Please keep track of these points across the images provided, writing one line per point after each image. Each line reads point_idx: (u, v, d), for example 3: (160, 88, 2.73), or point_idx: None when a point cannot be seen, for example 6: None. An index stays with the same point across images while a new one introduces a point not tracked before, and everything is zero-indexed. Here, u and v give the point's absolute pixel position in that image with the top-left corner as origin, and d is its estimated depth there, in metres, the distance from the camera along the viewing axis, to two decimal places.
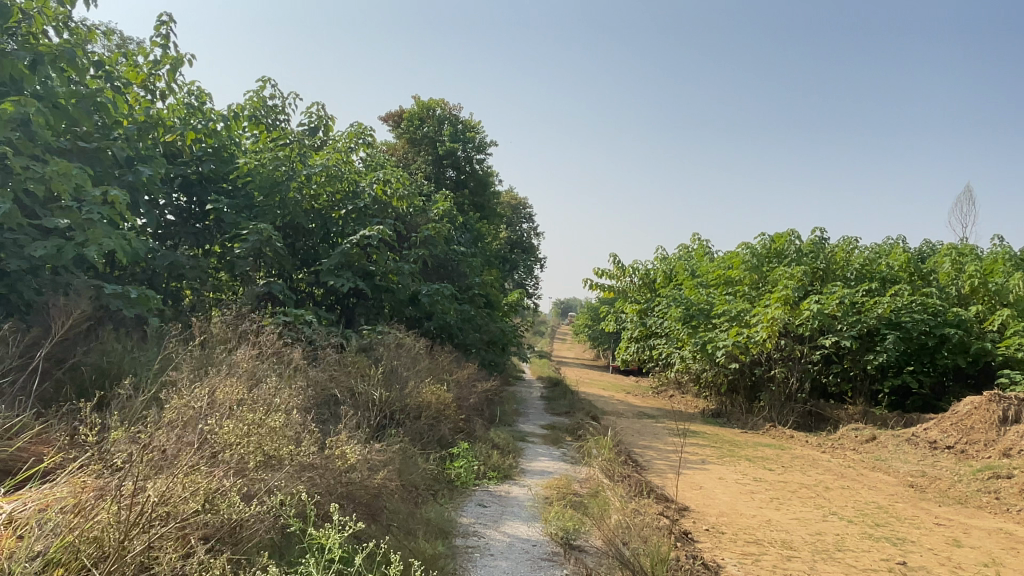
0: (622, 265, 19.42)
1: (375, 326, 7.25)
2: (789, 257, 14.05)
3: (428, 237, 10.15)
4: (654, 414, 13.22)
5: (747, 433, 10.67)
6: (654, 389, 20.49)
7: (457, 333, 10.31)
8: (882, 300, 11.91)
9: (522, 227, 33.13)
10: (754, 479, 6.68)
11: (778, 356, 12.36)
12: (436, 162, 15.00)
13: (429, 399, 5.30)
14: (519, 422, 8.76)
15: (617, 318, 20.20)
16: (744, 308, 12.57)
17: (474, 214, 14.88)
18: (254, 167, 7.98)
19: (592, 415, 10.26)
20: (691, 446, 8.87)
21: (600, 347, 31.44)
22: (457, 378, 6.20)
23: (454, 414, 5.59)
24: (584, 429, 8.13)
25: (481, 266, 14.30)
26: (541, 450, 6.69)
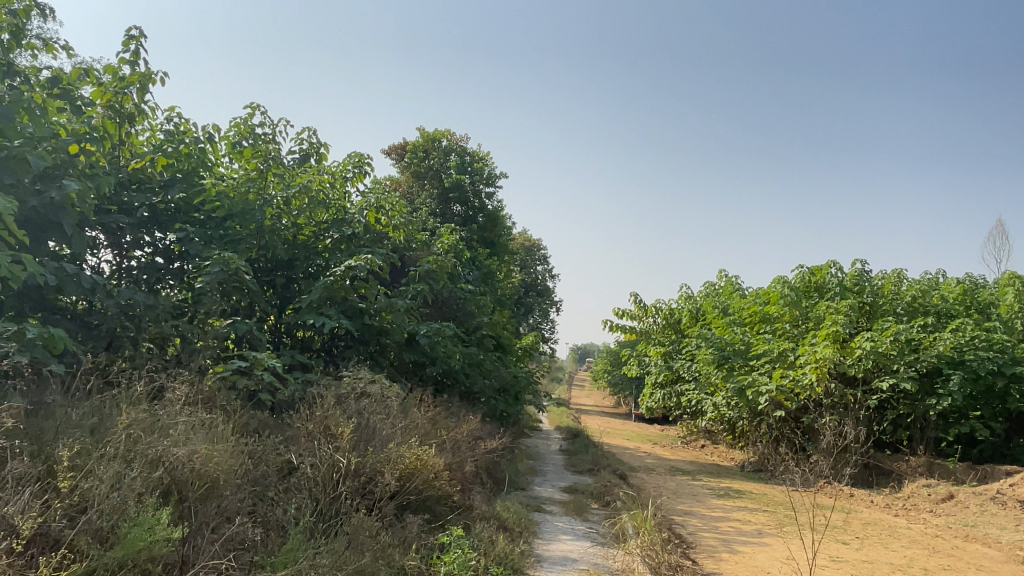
0: (643, 304, 18.20)
1: (360, 372, 6.08)
2: (831, 291, 12.78)
3: (429, 272, 9.07)
4: (687, 469, 11.85)
5: (798, 493, 9.28)
6: (682, 439, 19.03)
7: (463, 380, 9.10)
8: (941, 336, 10.57)
9: (537, 270, 32.14)
10: (830, 559, 5.34)
11: (827, 402, 10.98)
12: (443, 197, 14.04)
13: (406, 465, 4.01)
14: (535, 485, 7.48)
15: (640, 362, 18.86)
16: (787, 348, 11.25)
17: (484, 251, 13.83)
18: (221, 189, 6.94)
19: (619, 473, 8.95)
20: (739, 513, 7.50)
21: (621, 394, 29.95)
22: (456, 436, 4.97)
23: (446, 484, 4.30)
24: (613, 494, 6.84)
25: (493, 307, 13.18)
26: (561, 525, 5.40)
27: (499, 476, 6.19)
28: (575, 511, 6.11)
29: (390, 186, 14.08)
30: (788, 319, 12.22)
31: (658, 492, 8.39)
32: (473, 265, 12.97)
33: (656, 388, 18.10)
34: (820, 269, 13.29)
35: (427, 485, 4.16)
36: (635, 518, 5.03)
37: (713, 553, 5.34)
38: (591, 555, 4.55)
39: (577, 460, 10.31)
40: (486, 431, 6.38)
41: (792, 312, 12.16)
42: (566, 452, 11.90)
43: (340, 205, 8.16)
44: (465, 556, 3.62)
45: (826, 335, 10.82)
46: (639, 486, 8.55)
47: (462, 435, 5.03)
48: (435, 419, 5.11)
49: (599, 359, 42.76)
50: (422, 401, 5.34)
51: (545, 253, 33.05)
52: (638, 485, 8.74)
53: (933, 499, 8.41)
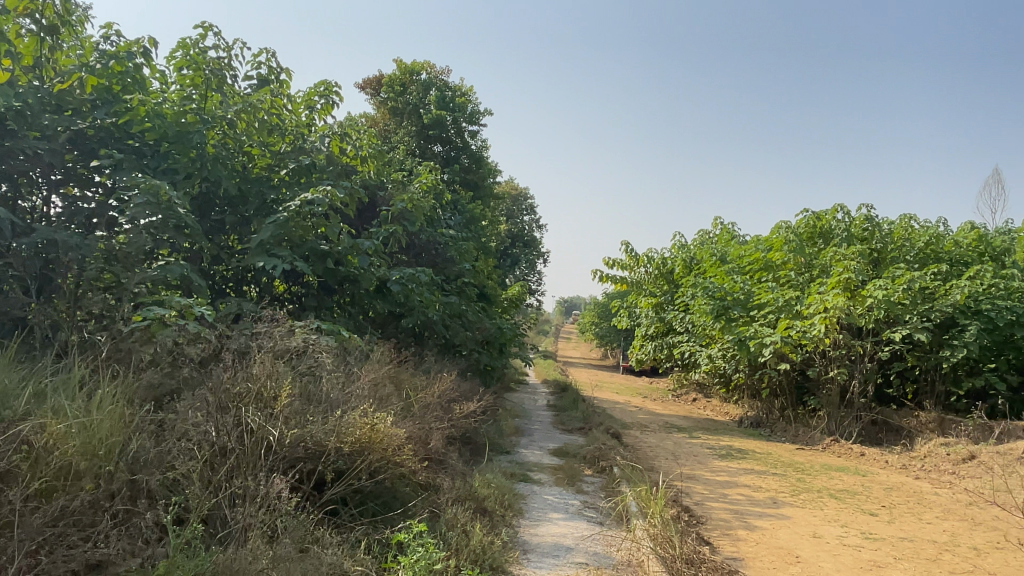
0: (635, 253, 17.32)
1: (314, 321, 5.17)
2: (836, 238, 11.95)
3: (403, 211, 8.10)
4: (682, 425, 11.15)
5: (805, 452, 8.59)
6: (673, 392, 18.41)
7: (441, 332, 8.22)
8: (957, 284, 9.80)
9: (523, 220, 31.11)
10: (864, 537, 4.58)
11: (834, 355, 10.21)
12: (421, 135, 12.97)
13: (354, 437, 3.16)
14: (519, 449, 6.69)
15: (631, 314, 18.09)
16: (793, 297, 10.43)
17: (466, 194, 12.82)
18: (152, 108, 5.89)
19: (613, 433, 8.18)
20: (747, 476, 6.77)
21: (609, 346, 29.34)
22: (425, 399, 4.11)
23: (411, 459, 3.45)
24: (608, 458, 6.05)
25: (475, 254, 12.25)
26: (552, 501, 4.57)
27: (477, 441, 5.35)
28: (566, 480, 5.30)
29: (364, 122, 12.96)
30: (793, 266, 11.38)
31: (656, 453, 7.65)
32: (454, 208, 11.99)
33: (647, 340, 17.37)
34: (825, 214, 12.43)
35: (385, 465, 3.27)
36: (640, 493, 4.21)
37: (729, 531, 4.54)
38: (589, 542, 3.72)
39: (566, 417, 9.55)
40: (461, 390, 5.52)
41: (797, 258, 11.31)
42: (553, 408, 11.16)
43: (298, 131, 7.11)
44: (429, 553, 2.77)
45: (835, 283, 10.01)
46: (634, 447, 7.79)
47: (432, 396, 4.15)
48: (396, 380, 4.23)
49: (586, 312, 42.12)
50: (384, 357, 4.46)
51: (532, 203, 32.02)
52: (633, 445, 7.99)
53: (954, 459, 7.71)
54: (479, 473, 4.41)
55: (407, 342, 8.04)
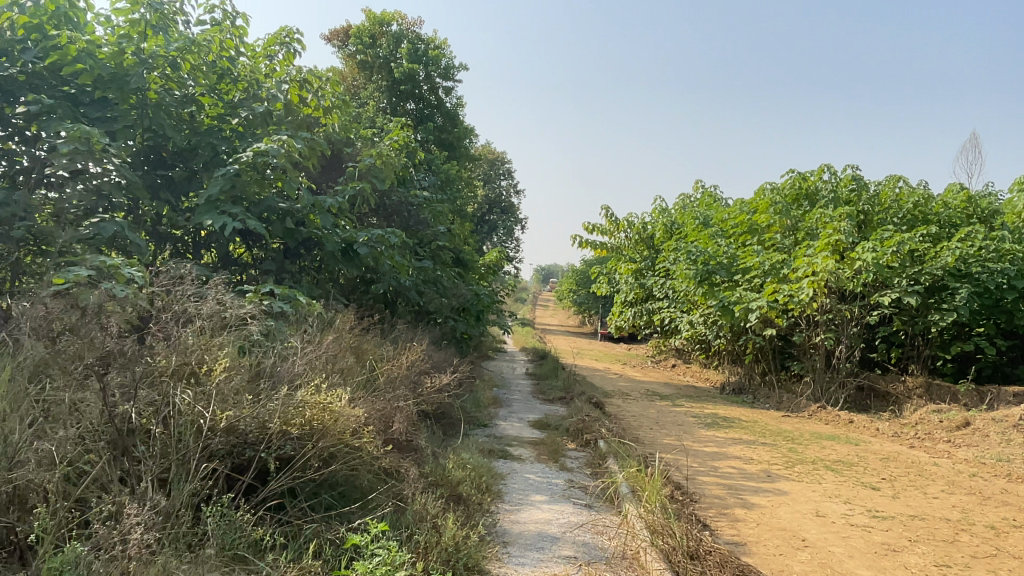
0: (615, 218, 16.86)
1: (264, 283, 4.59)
2: (823, 199, 11.56)
3: (370, 168, 7.50)
4: (664, 392, 10.84)
5: (792, 419, 8.30)
6: (652, 358, 18.15)
7: (414, 298, 7.71)
8: (948, 246, 9.51)
9: (500, 184, 30.47)
10: (872, 515, 4.23)
11: (821, 320, 9.81)
12: (392, 91, 12.31)
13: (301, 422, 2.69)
14: (497, 421, 6.25)
15: (610, 279, 17.71)
16: (780, 260, 10.03)
17: (440, 154, 12.21)
18: (80, 46, 5.20)
19: (595, 402, 7.80)
20: (737, 447, 6.42)
21: (586, 313, 29.06)
22: (389, 372, 3.62)
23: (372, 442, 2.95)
24: (592, 431, 5.63)
25: (451, 216, 11.70)
26: (533, 481, 4.14)
27: (449, 415, 4.89)
28: (547, 456, 4.88)
29: (331, 77, 12.26)
30: (779, 229, 11.00)
31: (641, 423, 7.29)
32: (428, 169, 11.41)
33: (626, 307, 17.04)
34: (811, 175, 12.05)
35: (342, 451, 2.79)
36: (633, 473, 3.79)
37: (727, 510, 4.17)
38: (578, 530, 3.28)
39: (546, 386, 9.15)
40: (433, 360, 5.03)
41: (783, 221, 10.93)
42: (532, 376, 10.77)
43: (252, 77, 6.47)
44: (388, 559, 2.30)
45: (824, 245, 9.65)
46: (617, 417, 7.43)
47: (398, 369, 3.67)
48: (356, 351, 3.74)
49: (564, 279, 41.80)
50: (343, 324, 3.95)
51: (509, 168, 31.37)
52: (617, 415, 7.62)
53: (947, 426, 7.46)
54: (452, 452, 3.96)
55: (376, 308, 7.53)
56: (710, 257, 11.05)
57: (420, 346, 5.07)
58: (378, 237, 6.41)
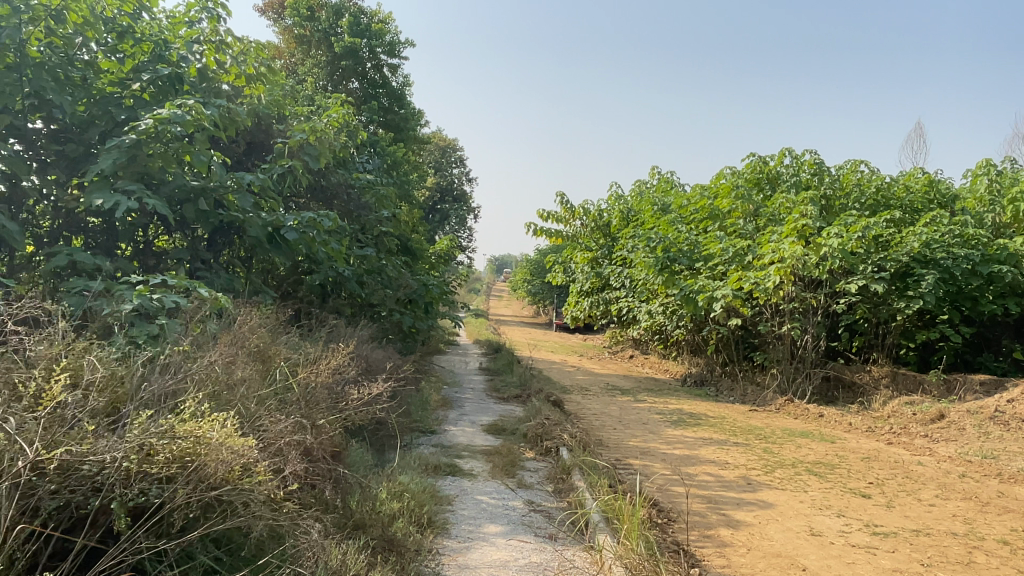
0: (570, 205, 16.28)
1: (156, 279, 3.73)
2: (784, 183, 11.17)
3: (301, 145, 6.70)
4: (625, 386, 10.32)
5: (760, 414, 7.84)
6: (609, 349, 17.70)
7: (354, 290, 6.97)
8: (913, 232, 9.20)
9: (452, 172, 29.65)
10: (872, 532, 3.72)
11: (787, 309, 9.38)
12: (332, 67, 11.47)
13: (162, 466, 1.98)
14: (445, 427, 5.57)
15: (566, 269, 17.17)
16: (745, 246, 9.55)
17: (386, 135, 11.42)
18: None
19: (553, 400, 7.20)
20: (709, 448, 5.89)
21: (541, 304, 28.54)
22: (302, 384, 2.91)
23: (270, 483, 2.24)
24: (552, 437, 5.00)
25: (397, 202, 10.93)
26: (485, 504, 3.49)
27: (385, 425, 4.20)
28: (501, 469, 4.24)
29: (266, 51, 11.33)
30: (741, 214, 10.55)
31: (604, 423, 6.72)
32: (371, 151, 10.62)
33: (582, 297, 16.52)
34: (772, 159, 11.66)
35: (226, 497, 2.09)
36: (607, 499, 3.16)
37: (712, 531, 3.60)
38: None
39: (500, 383, 8.51)
40: (366, 361, 4.33)
41: (745, 206, 10.48)
42: (486, 372, 10.12)
43: (159, 37, 5.61)
44: None
45: (790, 231, 9.20)
46: (578, 417, 6.84)
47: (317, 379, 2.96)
48: (261, 357, 3.00)
49: (518, 269, 41.22)
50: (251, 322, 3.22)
51: (461, 155, 30.60)
52: (577, 414, 7.03)
53: (921, 419, 7.11)
54: (386, 476, 3.27)
55: (310, 300, 6.75)
56: (670, 244, 10.51)
57: (352, 344, 4.36)
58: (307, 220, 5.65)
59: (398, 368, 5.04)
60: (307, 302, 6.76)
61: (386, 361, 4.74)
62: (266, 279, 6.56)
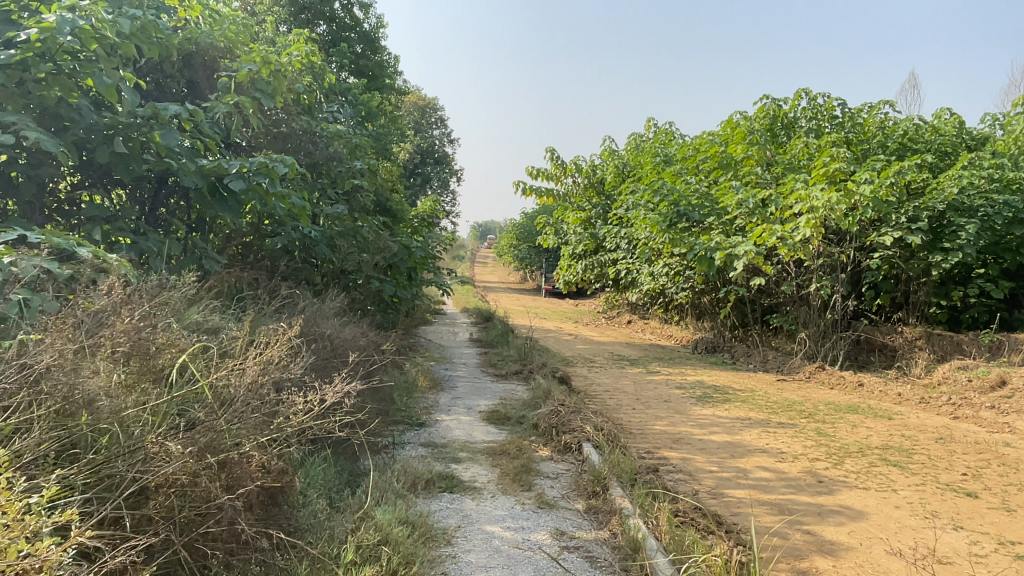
0: (561, 161, 15.13)
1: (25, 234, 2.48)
2: (801, 127, 10.08)
3: (251, 78, 5.52)
4: (631, 355, 9.37)
5: (792, 385, 6.92)
6: (604, 315, 16.74)
7: (321, 253, 5.87)
8: (952, 176, 8.20)
9: (432, 134, 28.29)
10: (1017, 557, 2.78)
11: (814, 267, 8.35)
12: (295, 6, 10.20)
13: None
14: (434, 418, 4.52)
15: (557, 231, 16.09)
16: (764, 196, 8.47)
17: (358, 83, 10.21)
18: None
19: (560, 377, 6.21)
20: (752, 433, 4.94)
21: (528, 268, 27.54)
22: (226, 394, 1.93)
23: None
24: (571, 429, 3.98)
25: (373, 157, 9.78)
26: (499, 541, 2.48)
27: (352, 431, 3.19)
28: (511, 478, 3.23)
29: None
30: (756, 162, 9.47)
31: (620, 402, 5.75)
32: (342, 99, 9.43)
33: (575, 260, 15.48)
34: (785, 102, 10.55)
35: None
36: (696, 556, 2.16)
37: (810, 564, 2.64)
38: None
39: (495, 357, 7.50)
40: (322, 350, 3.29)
41: (761, 152, 9.39)
42: (478, 344, 9.09)
43: None
44: None
45: (819, 176, 8.14)
46: (590, 396, 5.86)
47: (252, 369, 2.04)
48: (161, 344, 1.99)
49: (503, 234, 40.08)
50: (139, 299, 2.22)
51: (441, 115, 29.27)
52: (588, 392, 6.06)
53: (980, 387, 6.22)
54: (356, 513, 2.26)
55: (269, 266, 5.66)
56: (679, 196, 9.40)
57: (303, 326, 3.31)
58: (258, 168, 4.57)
59: (374, 347, 4.00)
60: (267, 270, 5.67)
61: (355, 343, 3.69)
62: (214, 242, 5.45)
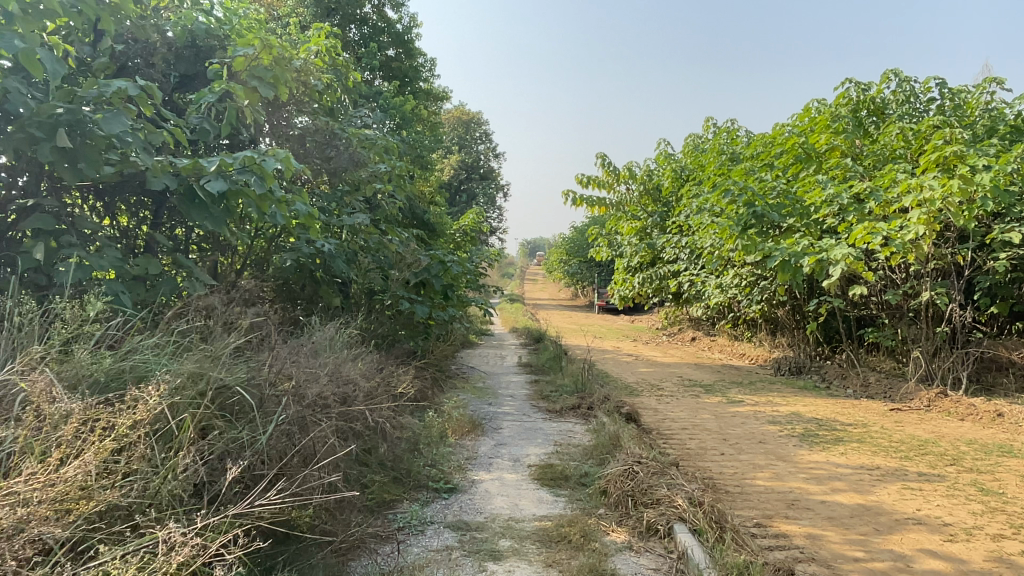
0: (613, 167, 14.01)
1: None
2: (893, 113, 8.70)
3: (249, 65, 4.62)
4: (703, 378, 8.18)
5: (912, 418, 5.65)
6: (664, 331, 15.47)
7: (337, 270, 4.91)
8: None
9: (477, 149, 27.56)
10: None
11: (924, 272, 6.98)
12: (321, 8, 9.44)
13: None
14: (469, 479, 3.46)
15: (610, 242, 14.95)
16: (860, 189, 7.14)
17: (389, 87, 9.36)
18: None
19: (626, 412, 5.12)
20: (889, 490, 3.77)
21: (579, 283, 26.39)
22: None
23: None
24: (654, 500, 2.89)
25: (407, 166, 8.89)
26: None
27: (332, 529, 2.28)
28: None
29: None
30: (842, 154, 8.19)
31: (705, 445, 4.62)
32: (371, 104, 8.59)
33: (631, 273, 14.28)
34: (872, 86, 9.19)
35: None
36: None
37: None
38: None
39: (548, 386, 6.42)
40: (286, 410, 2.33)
41: (848, 141, 8.11)
42: (527, 370, 8.03)
43: None
44: None
45: (927, 164, 6.79)
46: (666, 437, 4.75)
47: (35, 481, 1.55)
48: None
49: (551, 250, 39.03)
50: None
51: (484, 129, 28.51)
52: (663, 431, 4.95)
53: None
54: None
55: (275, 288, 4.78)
56: (754, 193, 8.10)
57: (260, 378, 2.37)
58: (242, 165, 3.65)
59: (382, 393, 3.00)
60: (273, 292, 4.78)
61: (347, 394, 2.70)
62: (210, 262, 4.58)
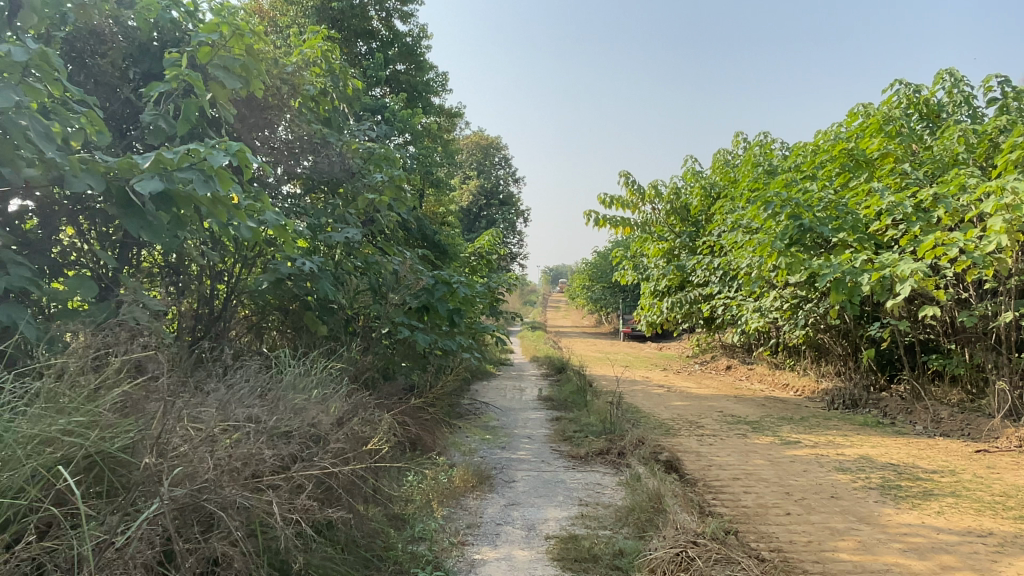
0: (637, 186, 13.23)
1: None
2: (951, 115, 7.82)
3: (213, 52, 3.91)
4: (745, 411, 7.29)
5: (1007, 463, 4.74)
6: (695, 359, 14.53)
7: (322, 291, 4.17)
8: None
9: (496, 174, 27.01)
10: None
11: (1005, 288, 6.04)
12: (325, 20, 8.87)
13: None
14: (471, 560, 2.64)
15: (635, 265, 14.12)
16: (925, 195, 6.26)
17: (396, 100, 8.72)
18: None
19: (665, 460, 4.28)
20: (1020, 571, 2.89)
21: (603, 309, 25.49)
22: None
23: None
24: None
25: (414, 184, 8.22)
26: None
27: None
28: None
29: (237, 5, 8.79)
30: (897, 160, 7.35)
31: (765, 503, 3.77)
32: (375, 118, 7.96)
33: (658, 298, 13.41)
34: (924, 88, 8.34)
35: None
36: None
37: None
38: None
39: (571, 425, 5.60)
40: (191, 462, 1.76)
41: (904, 146, 7.27)
42: (547, 404, 7.20)
43: None
44: None
45: (1006, 164, 5.91)
46: (715, 493, 3.90)
47: None
48: None
49: (574, 277, 38.25)
50: None
51: (504, 153, 28.00)
52: (711, 483, 4.10)
53: None
54: None
55: (247, 313, 4.43)
56: (801, 204, 7.24)
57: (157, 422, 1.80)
58: (181, 164, 2.88)
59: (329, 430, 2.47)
60: (247, 321, 4.44)
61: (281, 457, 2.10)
62: (170, 287, 3.90)
